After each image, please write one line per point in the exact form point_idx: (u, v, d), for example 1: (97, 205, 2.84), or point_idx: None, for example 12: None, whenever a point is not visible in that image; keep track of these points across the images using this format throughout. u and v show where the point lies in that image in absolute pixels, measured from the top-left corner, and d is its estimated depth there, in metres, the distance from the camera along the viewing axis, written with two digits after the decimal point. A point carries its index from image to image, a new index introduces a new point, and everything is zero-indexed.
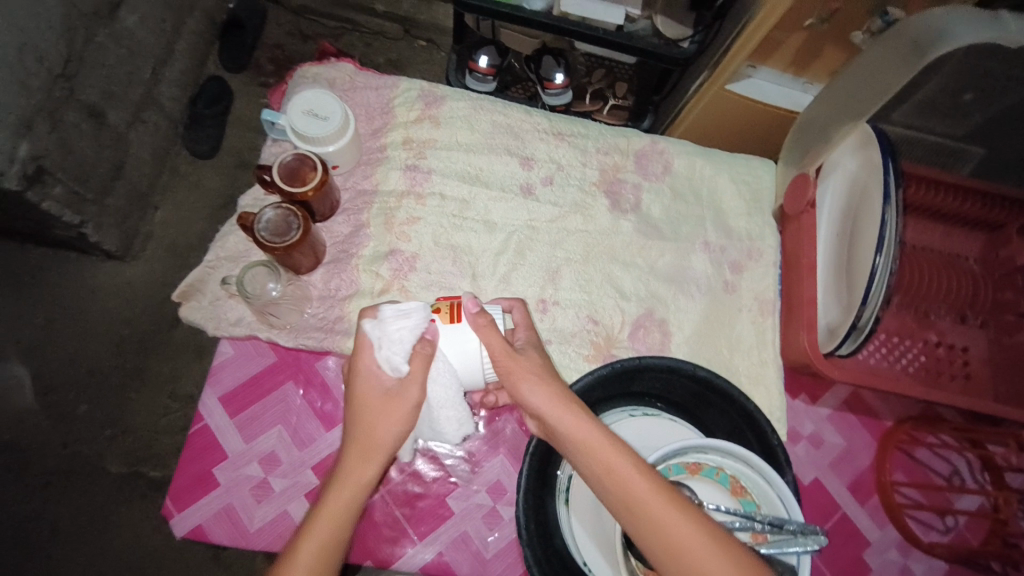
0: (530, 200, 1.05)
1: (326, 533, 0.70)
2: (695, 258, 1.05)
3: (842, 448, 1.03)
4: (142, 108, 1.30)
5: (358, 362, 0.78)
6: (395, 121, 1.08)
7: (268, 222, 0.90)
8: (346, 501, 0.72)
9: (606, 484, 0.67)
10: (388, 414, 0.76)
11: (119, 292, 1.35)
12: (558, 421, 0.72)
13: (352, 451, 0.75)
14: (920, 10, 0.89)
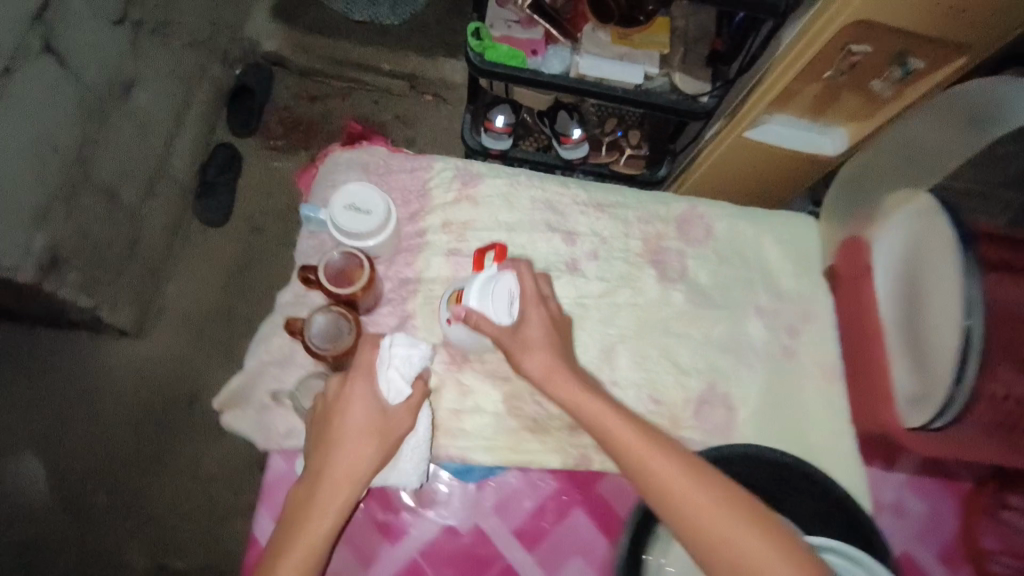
0: (578, 277, 0.79)
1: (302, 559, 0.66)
2: (751, 324, 0.77)
3: (926, 517, 0.82)
4: (155, 182, 1.29)
5: (350, 388, 0.73)
6: (433, 204, 0.84)
7: (320, 329, 0.78)
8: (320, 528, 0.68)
9: (646, 481, 0.65)
10: (362, 440, 0.70)
11: (135, 373, 1.29)
12: (598, 426, 0.69)
13: (332, 477, 0.69)
14: (938, 63, 0.91)
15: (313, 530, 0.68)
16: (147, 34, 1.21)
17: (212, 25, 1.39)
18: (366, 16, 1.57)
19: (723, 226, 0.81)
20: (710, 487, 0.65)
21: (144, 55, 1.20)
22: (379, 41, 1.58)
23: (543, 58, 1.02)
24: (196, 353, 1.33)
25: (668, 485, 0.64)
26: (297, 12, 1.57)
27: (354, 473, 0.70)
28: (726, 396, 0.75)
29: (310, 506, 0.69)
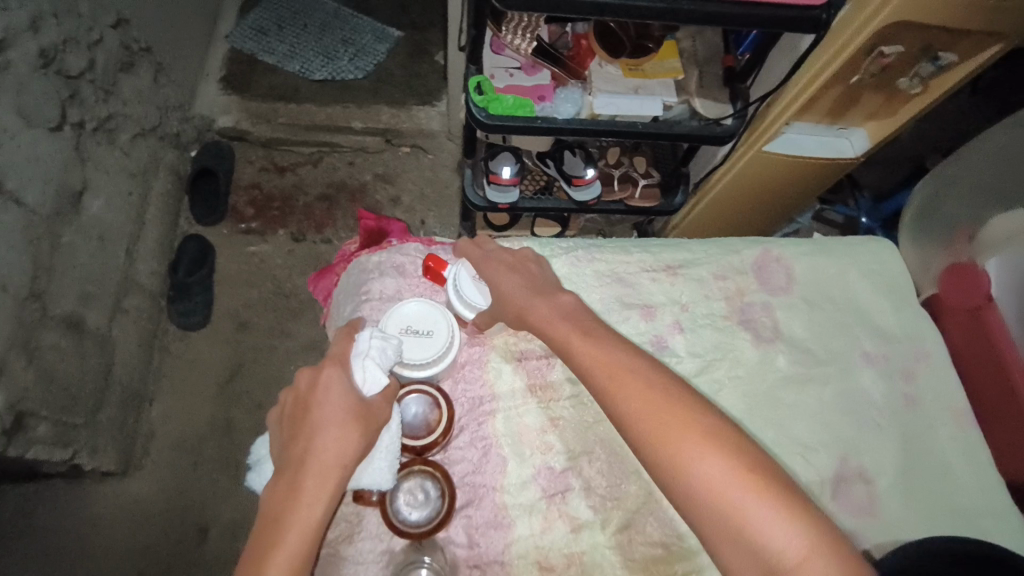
0: (667, 359, 0.62)
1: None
2: (866, 378, 0.64)
3: None
4: (121, 296, 1.13)
5: (314, 378, 0.53)
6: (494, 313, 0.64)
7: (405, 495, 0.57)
8: (297, 548, 0.46)
9: (679, 482, 0.46)
10: (346, 427, 0.51)
11: (128, 518, 1.11)
12: (623, 416, 0.49)
13: (306, 482, 0.48)
14: (968, 53, 0.88)
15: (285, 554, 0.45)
16: (92, 133, 1.05)
17: (159, 110, 1.25)
18: (325, 75, 1.46)
19: (803, 265, 0.70)
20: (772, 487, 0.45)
21: (91, 156, 1.05)
22: (344, 98, 1.46)
23: (553, 103, 0.94)
24: (196, 478, 1.16)
25: (716, 486, 0.45)
26: (249, 81, 1.45)
27: (341, 466, 0.49)
28: (870, 475, 0.59)
29: (285, 515, 0.47)
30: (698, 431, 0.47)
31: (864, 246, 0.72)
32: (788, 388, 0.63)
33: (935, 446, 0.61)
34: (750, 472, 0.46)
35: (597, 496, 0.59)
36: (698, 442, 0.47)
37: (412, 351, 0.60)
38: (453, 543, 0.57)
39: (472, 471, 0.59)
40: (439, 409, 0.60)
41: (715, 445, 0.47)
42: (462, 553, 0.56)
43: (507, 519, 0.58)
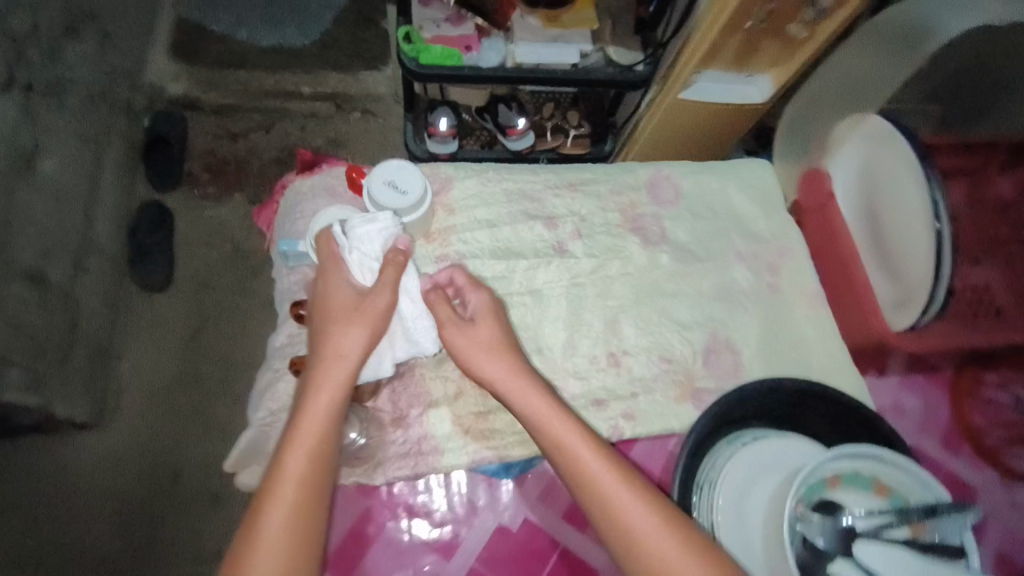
0: (566, 259, 0.72)
1: (292, 499, 0.53)
2: (735, 272, 0.75)
3: (923, 410, 0.74)
4: (82, 255, 1.17)
5: (320, 280, 0.62)
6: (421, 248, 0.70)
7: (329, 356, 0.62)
8: (311, 445, 0.55)
9: (564, 470, 0.56)
10: (353, 317, 0.59)
11: (103, 464, 1.16)
12: (537, 414, 0.58)
13: (315, 386, 0.57)
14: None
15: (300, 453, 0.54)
16: (41, 96, 1.09)
17: (106, 77, 1.28)
18: (274, 44, 1.51)
19: (689, 182, 0.81)
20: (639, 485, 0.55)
21: (42, 119, 1.09)
22: (293, 65, 1.51)
23: (477, 52, 1.02)
24: (164, 429, 1.20)
25: (589, 476, 0.55)
26: (198, 51, 1.48)
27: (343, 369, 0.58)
28: (736, 347, 0.71)
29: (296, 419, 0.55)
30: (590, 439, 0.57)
31: (750, 166, 0.82)
32: (668, 278, 0.74)
33: (793, 322, 0.73)
34: (619, 468, 0.56)
35: None
36: (585, 444, 0.57)
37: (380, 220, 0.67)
38: (380, 410, 0.65)
39: None
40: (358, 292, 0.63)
41: (600, 451, 0.57)
42: (387, 413, 0.65)
43: (424, 387, 0.66)
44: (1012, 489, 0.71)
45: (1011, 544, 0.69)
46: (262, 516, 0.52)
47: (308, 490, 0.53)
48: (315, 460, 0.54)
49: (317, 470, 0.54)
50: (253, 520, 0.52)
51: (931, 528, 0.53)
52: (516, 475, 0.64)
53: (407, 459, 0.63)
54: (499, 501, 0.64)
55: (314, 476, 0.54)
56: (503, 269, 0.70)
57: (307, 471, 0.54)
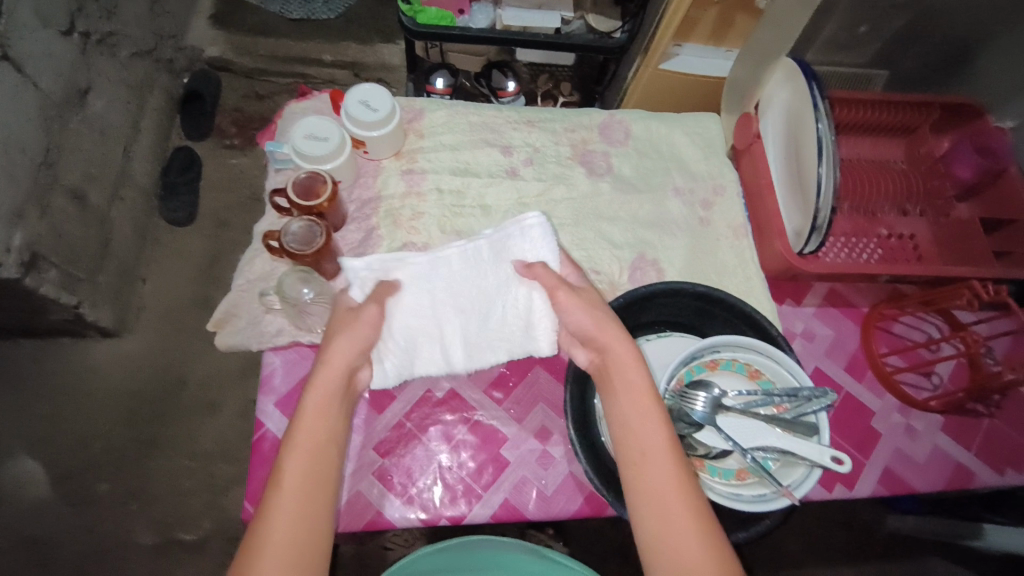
0: (516, 182, 0.83)
1: (294, 509, 0.50)
2: (670, 204, 0.84)
3: (832, 339, 0.80)
4: (119, 187, 1.32)
5: (309, 177, 0.74)
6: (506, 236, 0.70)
7: (293, 231, 0.70)
8: (313, 453, 0.53)
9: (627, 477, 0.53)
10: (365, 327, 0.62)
11: (120, 370, 1.32)
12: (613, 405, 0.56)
13: (321, 389, 0.57)
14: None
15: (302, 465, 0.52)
16: (95, 45, 1.22)
17: (155, 35, 1.41)
18: (303, 15, 1.61)
19: (639, 125, 0.89)
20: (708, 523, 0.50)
21: (96, 65, 1.23)
22: (317, 36, 1.60)
23: (469, 15, 1.14)
24: (174, 343, 1.35)
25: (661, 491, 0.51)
26: (233, 18, 1.60)
27: (342, 372, 0.58)
28: (661, 264, 0.80)
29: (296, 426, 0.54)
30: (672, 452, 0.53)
31: (697, 116, 0.90)
32: (604, 203, 0.83)
33: (715, 250, 0.82)
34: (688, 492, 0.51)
35: None
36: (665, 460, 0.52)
37: (360, 124, 0.76)
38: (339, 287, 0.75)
39: (357, 245, 0.78)
40: (325, 181, 0.73)
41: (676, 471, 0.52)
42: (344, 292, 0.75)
43: None
44: (907, 415, 0.77)
45: (897, 461, 0.75)
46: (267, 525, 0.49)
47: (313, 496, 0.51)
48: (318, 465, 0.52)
49: (319, 477, 0.52)
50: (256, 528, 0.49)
51: (790, 408, 0.61)
52: None
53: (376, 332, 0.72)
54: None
55: (319, 483, 0.52)
56: (460, 184, 0.81)
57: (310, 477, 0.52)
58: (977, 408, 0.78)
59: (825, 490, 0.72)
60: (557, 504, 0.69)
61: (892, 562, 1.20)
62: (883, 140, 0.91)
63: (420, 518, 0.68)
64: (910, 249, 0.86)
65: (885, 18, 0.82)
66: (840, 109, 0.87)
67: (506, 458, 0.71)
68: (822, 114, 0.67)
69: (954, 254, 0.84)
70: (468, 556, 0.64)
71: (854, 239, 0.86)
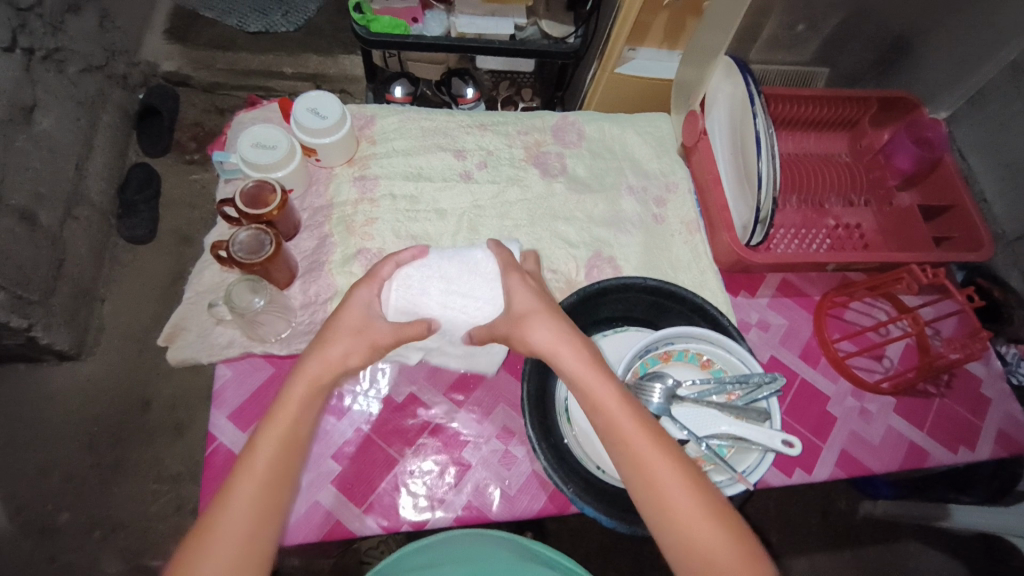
0: (470, 184, 0.83)
1: (237, 534, 0.45)
2: (624, 202, 0.85)
3: (786, 328, 0.81)
4: (72, 204, 1.24)
5: (258, 182, 0.72)
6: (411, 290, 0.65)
7: (239, 241, 0.68)
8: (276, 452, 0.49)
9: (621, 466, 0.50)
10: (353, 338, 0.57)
11: (80, 394, 1.22)
12: (599, 402, 0.52)
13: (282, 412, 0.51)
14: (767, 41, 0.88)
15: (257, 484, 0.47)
16: (41, 61, 1.18)
17: (105, 51, 1.36)
18: (260, 27, 1.57)
19: (592, 127, 0.90)
20: (711, 506, 0.48)
21: (41, 81, 1.17)
22: (276, 48, 1.57)
23: (423, 23, 1.16)
24: (142, 363, 1.26)
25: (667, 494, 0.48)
26: (190, 33, 1.55)
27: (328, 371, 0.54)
28: (617, 261, 0.81)
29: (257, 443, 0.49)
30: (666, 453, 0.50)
31: (646, 117, 0.92)
32: (560, 202, 0.84)
33: (670, 247, 0.83)
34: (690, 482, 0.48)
35: None
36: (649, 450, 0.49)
37: (310, 126, 0.76)
38: (292, 295, 0.74)
39: (311, 252, 0.77)
40: (275, 190, 0.72)
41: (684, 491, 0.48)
42: (298, 300, 0.74)
43: (331, 280, 0.75)
44: (862, 399, 0.78)
45: (854, 444, 0.76)
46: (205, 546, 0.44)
47: (262, 519, 0.46)
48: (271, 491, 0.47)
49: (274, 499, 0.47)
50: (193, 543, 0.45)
51: (741, 395, 0.61)
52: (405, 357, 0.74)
53: None
54: (387, 374, 0.73)
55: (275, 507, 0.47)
56: (413, 189, 0.82)
57: (263, 500, 0.47)
58: (928, 388, 0.81)
59: (784, 476, 0.72)
60: (521, 504, 0.69)
61: (874, 549, 1.21)
62: (828, 134, 0.94)
63: (381, 526, 0.66)
64: (857, 237, 0.89)
65: (820, 17, 0.84)
66: (784, 105, 0.89)
67: (468, 460, 0.70)
68: (759, 111, 0.69)
69: (898, 240, 0.87)
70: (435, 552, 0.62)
71: (804, 230, 0.88)
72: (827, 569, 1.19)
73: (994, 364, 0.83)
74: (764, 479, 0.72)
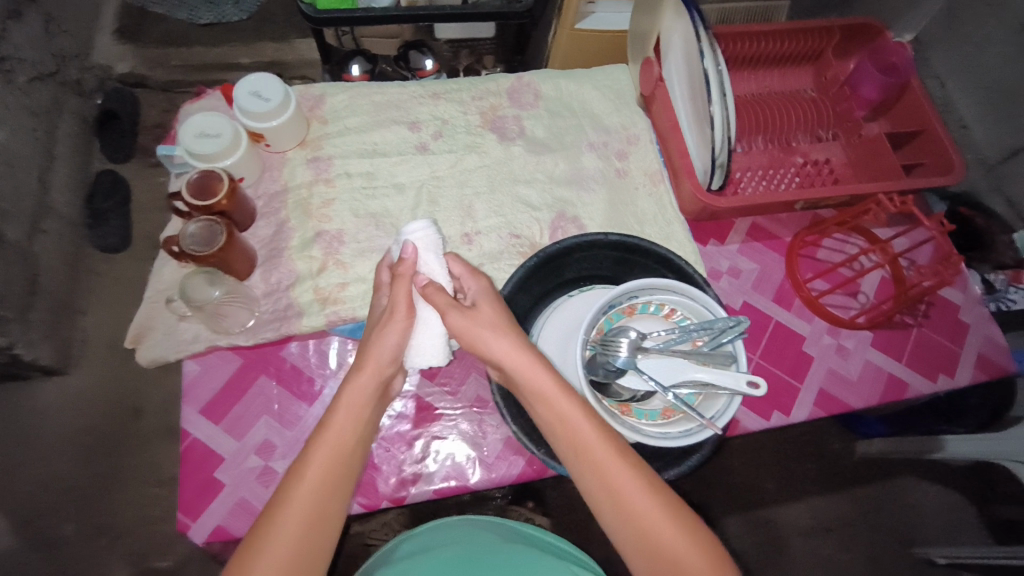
0: (427, 156, 0.81)
1: (319, 482, 0.50)
2: (585, 159, 0.84)
3: (758, 273, 0.80)
4: (39, 218, 1.21)
5: (206, 173, 0.70)
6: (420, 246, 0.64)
7: (192, 235, 0.67)
8: (346, 433, 0.53)
9: (585, 477, 0.51)
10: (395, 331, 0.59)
11: (71, 405, 1.22)
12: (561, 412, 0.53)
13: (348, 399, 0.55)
14: None
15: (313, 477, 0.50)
16: None
17: (54, 57, 1.32)
18: (212, 18, 1.52)
19: (548, 85, 0.87)
20: (671, 502, 0.50)
21: None
22: (230, 39, 1.53)
23: None
24: (129, 370, 1.26)
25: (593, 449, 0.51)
26: (140, 32, 1.50)
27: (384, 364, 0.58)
28: (582, 221, 0.80)
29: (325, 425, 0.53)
30: (589, 413, 0.53)
31: (603, 70, 0.89)
32: (519, 165, 0.82)
33: (634, 201, 0.82)
34: (648, 486, 0.50)
35: (358, 246, 0.75)
36: (613, 459, 0.51)
37: (254, 109, 0.73)
38: (253, 286, 0.73)
39: (269, 240, 0.76)
40: (223, 179, 0.70)
41: (644, 495, 0.50)
42: (261, 290, 0.73)
43: (291, 266, 0.74)
44: (838, 337, 0.78)
45: (832, 382, 0.76)
46: (277, 516, 0.48)
47: (340, 478, 0.51)
48: (343, 454, 0.52)
49: (351, 455, 0.53)
50: (267, 518, 0.48)
51: (707, 341, 0.61)
52: None
53: (302, 325, 0.69)
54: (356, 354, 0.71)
55: (343, 475, 0.51)
56: (371, 166, 0.80)
57: (342, 461, 0.52)
58: (905, 320, 0.80)
59: (761, 419, 0.73)
60: (500, 470, 0.69)
61: (872, 485, 1.23)
62: (791, 70, 0.92)
63: (361, 504, 0.67)
64: (828, 172, 0.87)
65: None
66: (742, 44, 0.86)
67: (444, 433, 0.70)
68: (705, 50, 0.66)
69: (867, 172, 0.85)
70: (459, 527, 0.69)
71: (772, 170, 0.87)
72: (824, 507, 1.21)
73: (972, 289, 0.83)
74: (741, 422, 0.72)
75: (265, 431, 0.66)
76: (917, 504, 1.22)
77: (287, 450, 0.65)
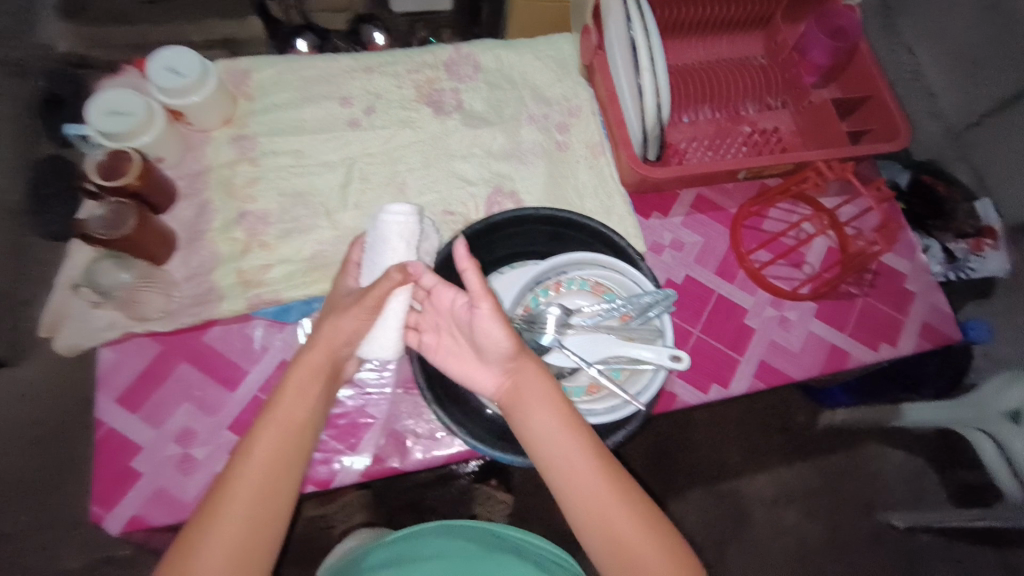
0: (358, 132, 0.78)
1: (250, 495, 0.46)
2: (524, 132, 0.81)
3: (701, 245, 0.78)
4: None
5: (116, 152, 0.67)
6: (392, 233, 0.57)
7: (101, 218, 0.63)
8: (281, 439, 0.48)
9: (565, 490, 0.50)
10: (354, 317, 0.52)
11: None
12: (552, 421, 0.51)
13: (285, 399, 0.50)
14: None
15: (252, 479, 0.47)
16: None
17: None
18: None
19: (488, 57, 0.84)
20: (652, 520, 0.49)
21: None
22: None
23: None
24: None
25: (572, 458, 0.50)
26: None
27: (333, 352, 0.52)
28: (519, 195, 0.77)
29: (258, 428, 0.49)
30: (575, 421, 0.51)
31: (545, 39, 0.86)
32: (454, 140, 0.79)
33: (574, 175, 0.79)
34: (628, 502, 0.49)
35: (284, 226, 0.73)
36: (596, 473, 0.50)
37: (169, 84, 0.70)
38: (173, 271, 0.70)
39: (191, 222, 0.73)
40: (133, 158, 0.67)
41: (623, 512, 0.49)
42: (182, 274, 0.70)
43: (213, 249, 0.71)
44: (782, 308, 0.77)
45: (773, 353, 0.74)
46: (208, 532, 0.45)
47: (271, 488, 0.47)
48: (277, 462, 0.48)
49: (285, 460, 0.48)
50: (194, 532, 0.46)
51: (635, 316, 0.59)
52: (296, 318, 0.69)
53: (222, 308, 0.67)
54: (279, 338, 0.68)
55: (277, 484, 0.47)
56: (300, 144, 0.77)
57: (271, 471, 0.47)
58: (852, 290, 0.79)
59: (699, 392, 0.72)
60: (431, 450, 0.68)
61: (837, 455, 1.23)
62: (740, 36, 0.89)
63: None
64: (776, 142, 0.85)
65: None
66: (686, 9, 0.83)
67: (373, 415, 0.69)
68: (632, 16, 0.66)
69: (815, 140, 0.83)
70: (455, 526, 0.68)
71: (719, 140, 0.84)
72: (789, 479, 1.21)
73: (920, 258, 0.81)
74: (679, 396, 0.71)
75: (185, 419, 0.64)
76: (881, 474, 1.23)
77: (208, 437, 0.63)
